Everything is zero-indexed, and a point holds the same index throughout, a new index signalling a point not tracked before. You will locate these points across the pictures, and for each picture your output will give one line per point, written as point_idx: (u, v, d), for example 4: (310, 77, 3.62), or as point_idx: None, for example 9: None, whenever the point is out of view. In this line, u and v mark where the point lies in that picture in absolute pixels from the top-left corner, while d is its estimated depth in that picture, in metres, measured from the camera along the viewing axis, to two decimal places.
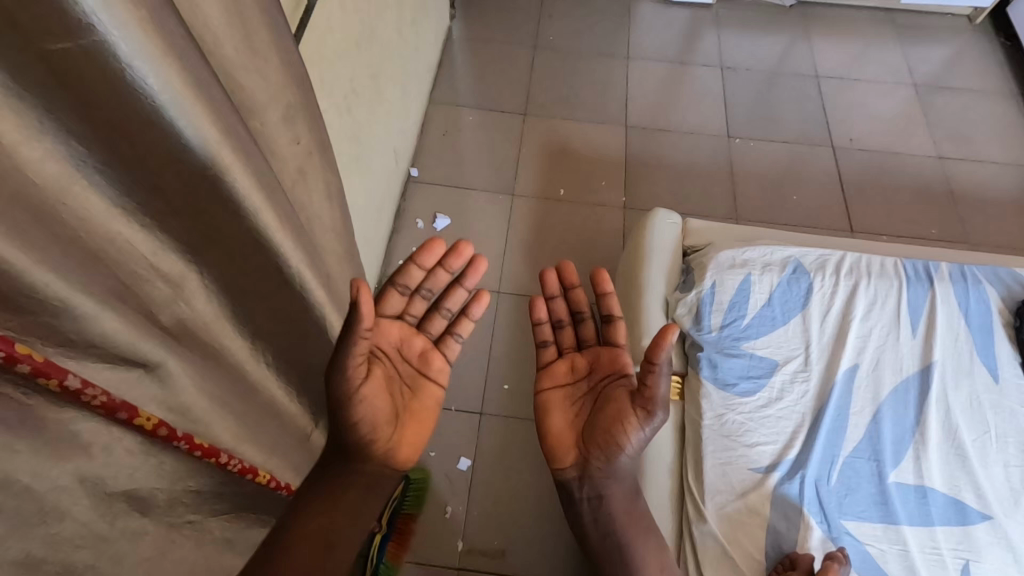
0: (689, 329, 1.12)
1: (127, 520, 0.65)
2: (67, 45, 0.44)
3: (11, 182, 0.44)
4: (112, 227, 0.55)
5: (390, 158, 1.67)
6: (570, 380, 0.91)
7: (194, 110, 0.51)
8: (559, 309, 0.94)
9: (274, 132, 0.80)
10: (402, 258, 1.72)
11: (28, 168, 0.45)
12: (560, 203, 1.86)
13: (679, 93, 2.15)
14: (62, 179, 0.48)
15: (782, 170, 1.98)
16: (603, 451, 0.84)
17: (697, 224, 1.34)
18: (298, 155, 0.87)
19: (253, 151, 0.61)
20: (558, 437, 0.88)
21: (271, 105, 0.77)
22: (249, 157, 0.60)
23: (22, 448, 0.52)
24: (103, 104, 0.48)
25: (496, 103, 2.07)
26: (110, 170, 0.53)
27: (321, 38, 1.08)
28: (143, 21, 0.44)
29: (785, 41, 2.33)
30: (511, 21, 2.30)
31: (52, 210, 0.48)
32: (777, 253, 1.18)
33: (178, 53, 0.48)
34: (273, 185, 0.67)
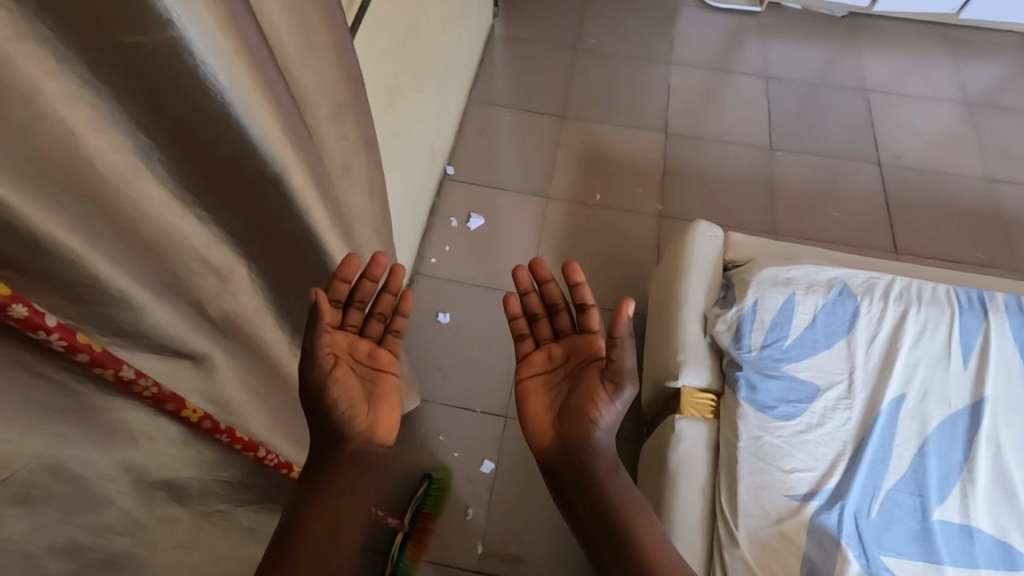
0: (728, 346, 1.10)
1: (164, 508, 0.65)
2: (140, 38, 0.44)
3: (82, 172, 0.44)
4: (171, 221, 0.54)
5: (428, 155, 1.67)
6: (546, 369, 0.87)
7: (260, 109, 0.51)
8: (533, 304, 0.90)
9: (323, 128, 0.79)
10: (434, 255, 1.72)
11: (99, 160, 0.45)
12: (595, 208, 1.84)
13: (721, 101, 2.11)
14: (127, 171, 0.48)
15: (825, 185, 1.92)
16: (579, 430, 0.80)
17: (739, 238, 1.31)
18: (345, 151, 0.86)
19: (310, 149, 0.61)
20: (536, 422, 0.85)
21: (323, 101, 0.76)
22: (306, 155, 0.60)
23: (73, 435, 0.53)
24: (170, 95, 0.49)
25: (534, 104, 2.05)
26: (172, 163, 0.53)
27: (369, 34, 1.08)
28: (221, 17, 0.44)
29: (834, 52, 2.26)
30: (553, 22, 2.28)
31: (117, 201, 0.48)
32: (822, 273, 1.14)
33: (250, 51, 0.48)
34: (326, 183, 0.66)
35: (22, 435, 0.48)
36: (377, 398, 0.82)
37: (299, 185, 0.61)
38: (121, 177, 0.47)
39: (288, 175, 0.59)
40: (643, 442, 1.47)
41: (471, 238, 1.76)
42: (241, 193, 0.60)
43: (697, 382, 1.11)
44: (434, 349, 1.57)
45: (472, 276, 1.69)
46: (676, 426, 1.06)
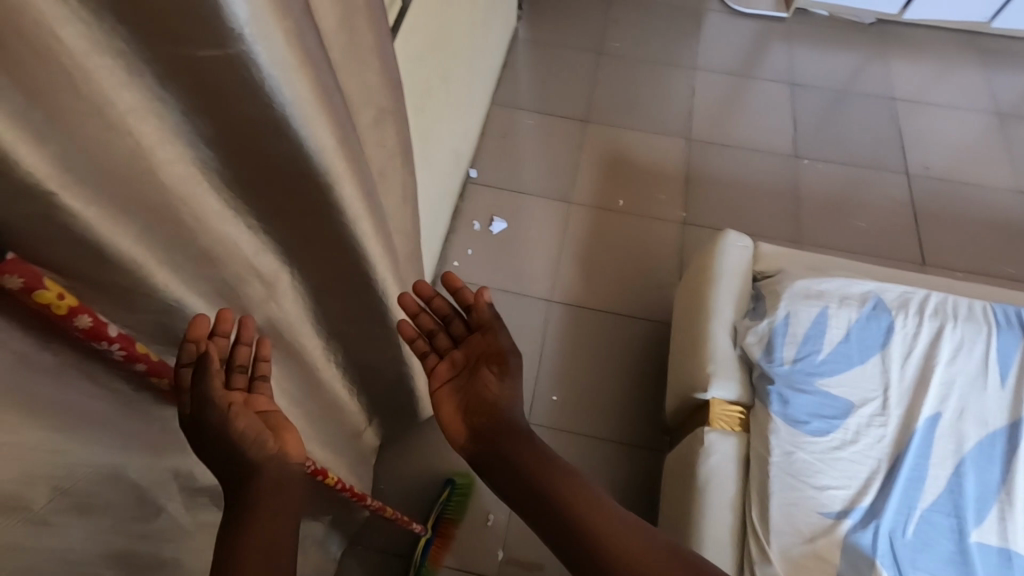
0: (759, 359, 1.09)
1: (205, 513, 0.65)
2: (216, 53, 0.42)
3: (143, 182, 0.45)
4: (221, 229, 0.55)
5: (452, 158, 1.67)
6: (451, 376, 0.79)
7: (316, 113, 0.50)
8: (426, 322, 0.84)
9: (365, 134, 0.79)
10: (456, 258, 1.72)
11: (160, 171, 0.46)
12: (617, 214, 1.83)
13: (745, 107, 2.09)
14: (186, 181, 0.49)
15: (851, 195, 1.90)
16: (487, 417, 0.73)
17: (768, 249, 1.30)
18: (383, 157, 0.86)
19: (359, 158, 0.61)
20: (448, 426, 0.76)
21: (365, 108, 0.76)
22: (356, 163, 0.60)
23: (123, 444, 0.53)
24: (235, 109, 0.48)
25: (557, 108, 2.05)
26: (224, 171, 0.53)
27: (402, 40, 1.08)
28: (288, 32, 0.43)
29: (861, 60, 2.24)
30: (577, 25, 2.27)
31: (175, 212, 0.48)
32: (856, 286, 1.13)
33: (313, 65, 0.47)
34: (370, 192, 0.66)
35: (83, 447, 0.48)
36: (285, 422, 0.61)
37: (346, 194, 0.60)
38: (174, 188, 0.48)
39: (337, 184, 0.58)
40: (665, 452, 1.46)
41: (493, 242, 1.75)
42: (290, 202, 0.60)
43: (725, 396, 1.10)
44: None
45: (495, 281, 1.69)
46: (705, 439, 1.05)
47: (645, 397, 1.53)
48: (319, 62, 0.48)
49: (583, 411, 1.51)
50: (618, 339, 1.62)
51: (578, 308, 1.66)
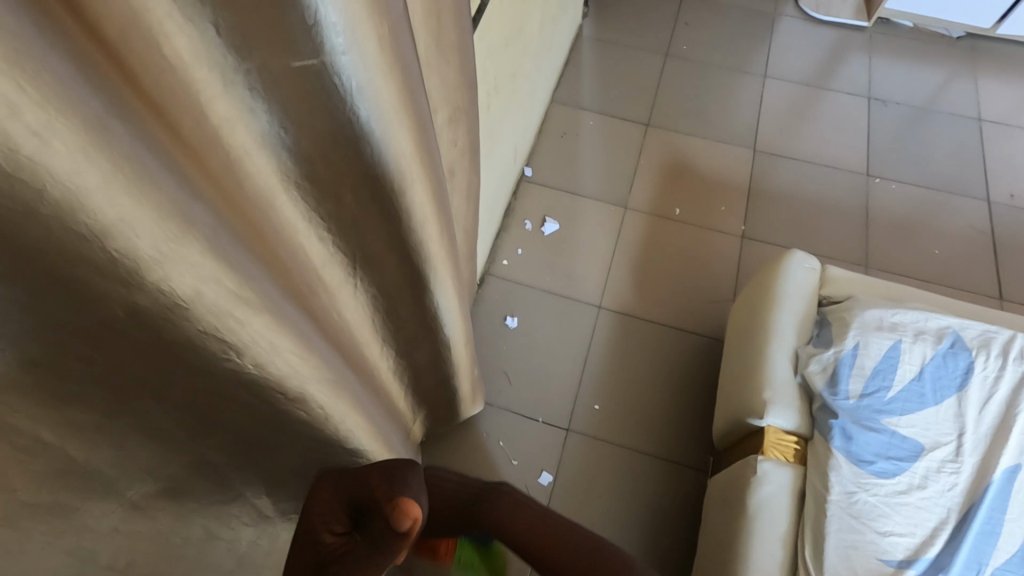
0: (822, 390, 1.04)
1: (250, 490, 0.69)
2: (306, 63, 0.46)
3: (234, 178, 0.48)
4: (286, 226, 0.57)
5: (510, 156, 1.65)
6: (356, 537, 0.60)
7: (398, 103, 0.53)
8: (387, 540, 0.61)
9: (439, 134, 0.78)
10: (506, 256, 1.71)
11: (247, 175, 0.50)
12: (674, 223, 1.78)
13: (815, 119, 2.00)
14: (269, 187, 0.53)
15: (927, 219, 1.79)
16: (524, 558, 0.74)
17: (838, 273, 1.23)
18: (454, 156, 0.85)
19: (431, 147, 0.62)
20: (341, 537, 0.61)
21: (443, 107, 0.75)
22: (426, 150, 0.61)
23: None
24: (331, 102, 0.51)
25: (620, 110, 2.01)
26: (303, 174, 0.56)
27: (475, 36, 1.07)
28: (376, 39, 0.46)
29: (947, 75, 2.11)
30: (644, 26, 2.21)
31: (259, 208, 0.53)
32: (933, 321, 1.07)
33: (394, 74, 0.50)
34: (436, 188, 0.66)
35: None
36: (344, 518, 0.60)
37: (412, 181, 0.62)
38: (253, 175, 0.50)
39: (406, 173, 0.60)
40: (708, 472, 1.42)
41: (545, 244, 1.73)
42: (364, 190, 0.61)
43: (782, 425, 1.05)
44: (500, 353, 1.56)
45: (544, 282, 1.67)
46: (759, 468, 1.00)
47: (691, 414, 1.49)
48: (402, 49, 0.50)
49: (625, 422, 1.48)
50: (665, 352, 1.58)
51: (625, 316, 1.63)
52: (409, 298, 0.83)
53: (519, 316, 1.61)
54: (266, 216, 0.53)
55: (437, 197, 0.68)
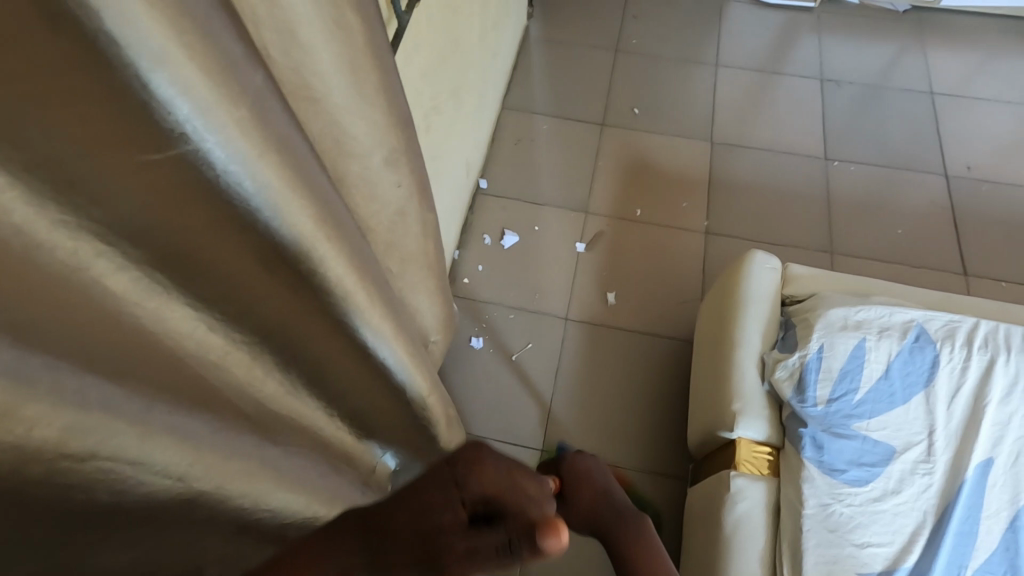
0: (790, 398, 1.01)
1: None
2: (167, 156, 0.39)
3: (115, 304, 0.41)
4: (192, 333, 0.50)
5: (461, 171, 1.60)
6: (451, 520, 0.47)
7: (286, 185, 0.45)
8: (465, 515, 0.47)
9: (373, 184, 0.73)
10: (467, 274, 1.66)
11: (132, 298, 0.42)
12: (636, 224, 1.75)
13: (769, 105, 1.98)
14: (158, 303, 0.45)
15: (886, 198, 1.79)
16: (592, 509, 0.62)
17: (798, 270, 1.21)
18: (400, 198, 0.80)
19: (340, 216, 0.55)
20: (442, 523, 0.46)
21: (374, 149, 0.70)
22: (335, 226, 0.53)
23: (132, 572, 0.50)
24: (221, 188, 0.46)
25: (573, 111, 1.96)
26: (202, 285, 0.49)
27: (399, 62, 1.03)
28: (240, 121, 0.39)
29: (896, 50, 2.10)
30: (592, 22, 2.17)
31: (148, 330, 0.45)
32: (897, 315, 1.05)
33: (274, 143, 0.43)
34: (359, 259, 0.60)
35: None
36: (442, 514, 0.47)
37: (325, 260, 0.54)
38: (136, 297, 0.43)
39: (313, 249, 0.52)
40: (688, 481, 1.39)
41: (505, 258, 1.69)
42: (267, 286, 0.54)
43: (753, 437, 1.03)
44: (466, 376, 1.52)
45: (508, 298, 1.63)
46: (733, 485, 0.97)
47: (667, 423, 1.46)
48: (278, 119, 0.44)
49: (602, 437, 1.44)
50: (637, 359, 1.54)
51: (593, 326, 1.59)
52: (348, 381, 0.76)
53: (485, 336, 1.57)
54: (163, 323, 0.46)
55: (365, 265, 0.62)
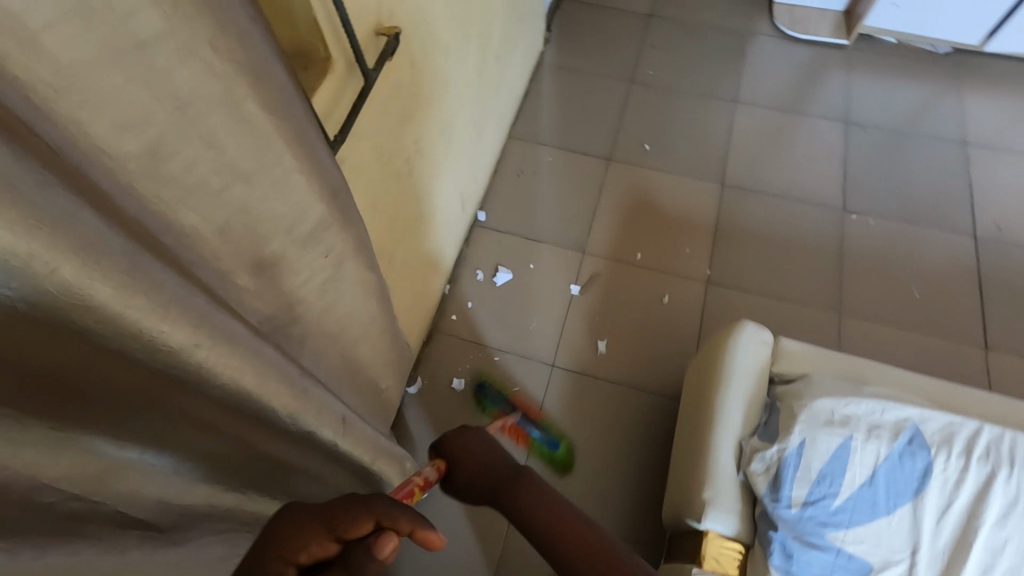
0: (764, 495, 0.94)
1: None
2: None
3: None
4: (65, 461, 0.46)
5: (454, 205, 1.56)
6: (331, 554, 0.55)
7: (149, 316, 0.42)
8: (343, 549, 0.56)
9: None
10: (455, 310, 1.62)
11: None
12: (634, 268, 1.68)
13: (787, 147, 1.89)
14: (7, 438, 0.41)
15: (906, 257, 1.68)
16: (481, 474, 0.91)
17: (791, 346, 1.13)
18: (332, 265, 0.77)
19: (234, 327, 0.52)
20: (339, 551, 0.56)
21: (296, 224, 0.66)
22: (227, 333, 0.51)
23: None
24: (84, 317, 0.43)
25: (580, 143, 1.90)
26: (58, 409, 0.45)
27: (367, 121, 0.97)
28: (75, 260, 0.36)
29: (930, 95, 1.98)
30: (608, 50, 2.10)
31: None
32: (889, 412, 0.96)
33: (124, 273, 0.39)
34: (263, 357, 0.57)
35: None
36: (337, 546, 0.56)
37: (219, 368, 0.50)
38: None
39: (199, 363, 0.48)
40: (663, 551, 1.32)
41: (495, 296, 1.64)
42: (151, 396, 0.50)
43: (723, 531, 0.96)
44: (444, 419, 1.48)
45: (494, 338, 1.58)
46: None
47: (647, 486, 1.40)
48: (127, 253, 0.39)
49: (577, 496, 1.38)
50: (623, 414, 1.48)
51: (579, 374, 1.53)
52: (278, 459, 0.72)
53: (467, 377, 1.53)
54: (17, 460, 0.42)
55: (272, 361, 0.59)
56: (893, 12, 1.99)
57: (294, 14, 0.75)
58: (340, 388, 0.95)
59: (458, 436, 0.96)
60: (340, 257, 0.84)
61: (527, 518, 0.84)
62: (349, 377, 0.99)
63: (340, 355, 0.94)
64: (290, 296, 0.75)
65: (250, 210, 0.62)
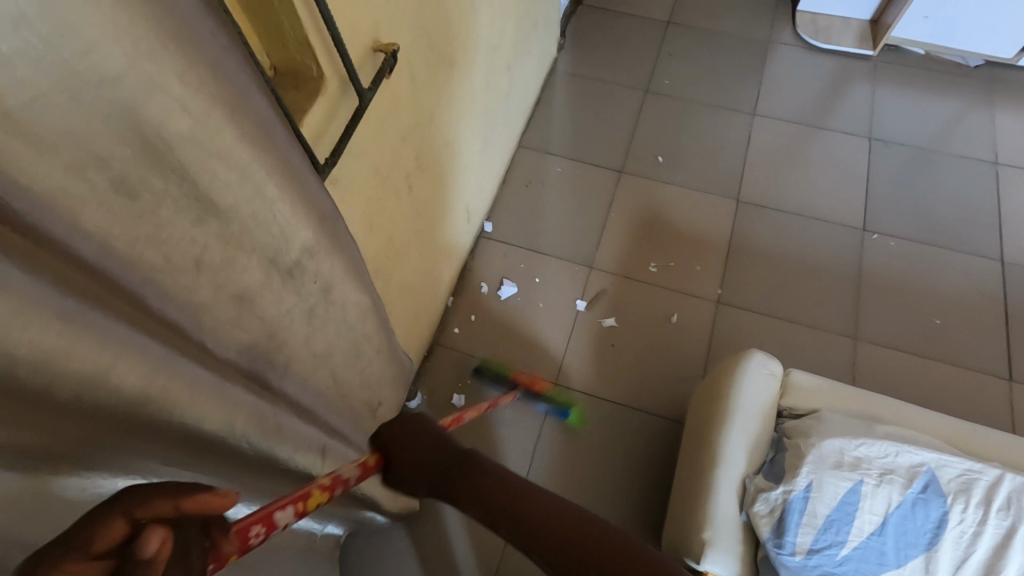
0: (767, 540, 0.90)
1: None
2: None
3: None
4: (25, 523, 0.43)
5: (459, 218, 1.53)
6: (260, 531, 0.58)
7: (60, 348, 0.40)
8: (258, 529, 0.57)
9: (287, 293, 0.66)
10: (457, 323, 1.60)
11: None
12: (642, 285, 1.64)
13: (805, 163, 1.83)
14: None
15: (927, 281, 1.61)
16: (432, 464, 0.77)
17: (801, 379, 1.08)
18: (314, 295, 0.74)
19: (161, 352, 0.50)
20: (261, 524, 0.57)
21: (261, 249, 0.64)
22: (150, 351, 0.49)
23: None
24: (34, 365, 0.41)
25: (591, 154, 1.86)
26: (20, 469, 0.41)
27: (366, 140, 0.95)
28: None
29: (957, 110, 1.90)
30: (623, 58, 2.06)
31: None
32: (904, 456, 0.92)
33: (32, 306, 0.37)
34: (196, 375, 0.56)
35: None
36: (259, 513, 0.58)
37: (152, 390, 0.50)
38: None
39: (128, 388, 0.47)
40: None
41: (498, 310, 1.61)
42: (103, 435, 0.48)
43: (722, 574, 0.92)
44: None
45: (496, 353, 1.55)
46: None
47: (649, 514, 1.35)
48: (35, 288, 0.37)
49: None
50: (626, 437, 1.44)
51: (583, 394, 1.49)
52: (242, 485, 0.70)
53: (467, 393, 1.50)
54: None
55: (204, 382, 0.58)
56: (921, 23, 1.91)
57: (285, 34, 0.73)
58: (330, 412, 0.92)
59: (388, 430, 0.83)
60: (329, 281, 0.82)
61: (484, 496, 0.68)
62: (339, 400, 0.96)
63: (331, 378, 0.91)
64: (274, 323, 0.73)
65: (223, 242, 0.60)
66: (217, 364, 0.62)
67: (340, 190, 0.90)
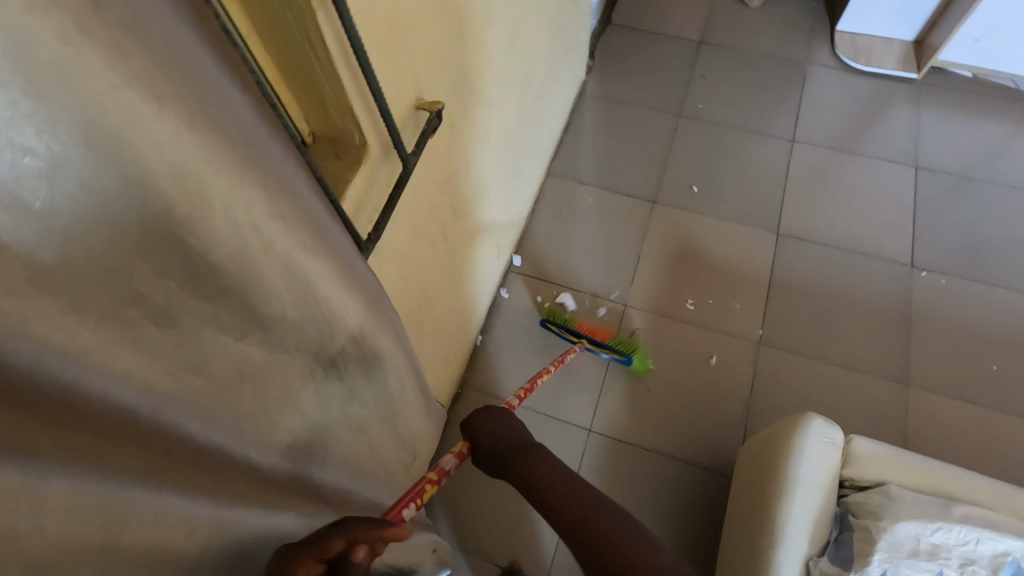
0: None
1: None
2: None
3: None
4: None
5: (490, 255, 1.47)
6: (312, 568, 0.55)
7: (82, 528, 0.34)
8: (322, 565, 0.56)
9: None
10: (487, 364, 1.53)
11: None
12: (679, 324, 1.57)
13: (848, 192, 1.75)
14: None
15: (982, 323, 1.53)
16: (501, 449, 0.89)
17: (863, 446, 1.01)
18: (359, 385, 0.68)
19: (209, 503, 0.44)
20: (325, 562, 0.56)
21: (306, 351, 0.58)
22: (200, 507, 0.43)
23: None
24: (80, 563, 0.35)
25: (623, 183, 1.79)
26: None
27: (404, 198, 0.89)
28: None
29: (1007, 136, 1.82)
30: (654, 81, 1.99)
31: None
32: (986, 544, 0.86)
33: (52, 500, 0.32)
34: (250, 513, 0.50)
35: None
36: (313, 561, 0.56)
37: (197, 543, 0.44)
38: None
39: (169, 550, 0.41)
40: None
41: (530, 349, 1.55)
42: None
43: None
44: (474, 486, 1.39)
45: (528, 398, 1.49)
46: None
47: None
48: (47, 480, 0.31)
49: None
50: (666, 489, 1.37)
51: (620, 442, 1.43)
52: None
53: None
54: None
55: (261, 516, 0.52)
56: (970, 45, 1.83)
57: (327, 102, 0.66)
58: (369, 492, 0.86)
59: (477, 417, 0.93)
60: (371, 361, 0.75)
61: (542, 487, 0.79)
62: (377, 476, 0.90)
63: (370, 457, 0.85)
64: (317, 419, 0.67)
65: (269, 352, 0.54)
66: (269, 483, 0.56)
67: (377, 253, 0.85)
